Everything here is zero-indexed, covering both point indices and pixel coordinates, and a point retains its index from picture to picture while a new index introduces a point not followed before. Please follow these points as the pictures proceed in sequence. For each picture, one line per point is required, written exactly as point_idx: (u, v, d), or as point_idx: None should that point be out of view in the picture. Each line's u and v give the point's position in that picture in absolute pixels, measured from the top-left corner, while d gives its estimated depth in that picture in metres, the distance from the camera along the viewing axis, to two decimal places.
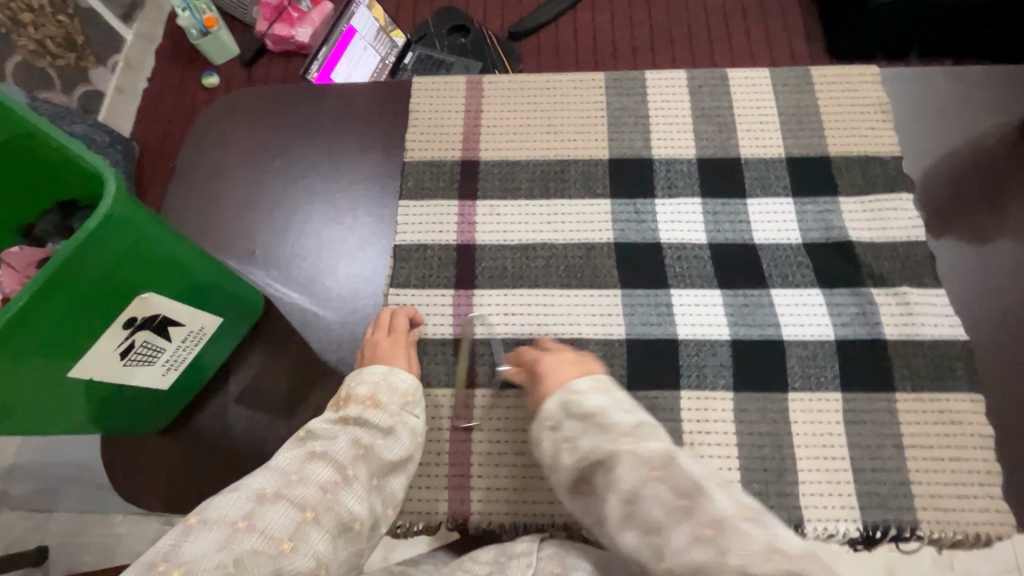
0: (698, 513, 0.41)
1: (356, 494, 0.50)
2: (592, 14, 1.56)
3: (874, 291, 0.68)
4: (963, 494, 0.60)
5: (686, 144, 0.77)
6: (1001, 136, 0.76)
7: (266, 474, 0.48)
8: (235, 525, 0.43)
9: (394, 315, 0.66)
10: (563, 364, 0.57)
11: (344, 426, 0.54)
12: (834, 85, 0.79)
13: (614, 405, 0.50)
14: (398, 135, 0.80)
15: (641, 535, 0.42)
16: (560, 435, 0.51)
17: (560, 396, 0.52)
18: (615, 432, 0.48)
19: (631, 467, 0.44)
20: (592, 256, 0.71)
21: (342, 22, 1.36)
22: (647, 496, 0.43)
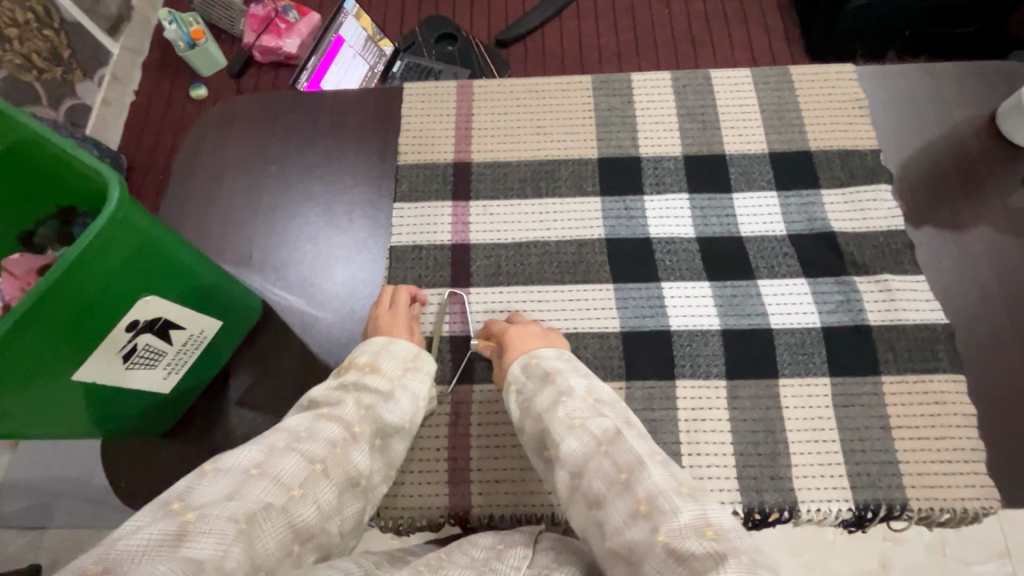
0: (635, 488, 0.45)
1: (362, 452, 0.54)
2: (578, 21, 1.59)
3: (857, 279, 0.70)
4: (950, 472, 0.62)
5: (672, 142, 0.79)
6: (976, 127, 0.79)
7: (278, 431, 0.51)
8: (247, 473, 0.46)
9: (396, 293, 0.69)
10: (529, 336, 0.63)
11: (344, 392, 0.57)
12: (814, 82, 0.82)
13: (569, 369, 0.58)
14: (392, 140, 0.82)
15: (587, 509, 0.47)
16: (522, 400, 0.57)
17: (523, 361, 0.59)
18: (569, 401, 0.54)
19: (581, 439, 0.50)
20: (584, 253, 0.73)
21: (331, 32, 1.38)
22: (592, 467, 0.48)
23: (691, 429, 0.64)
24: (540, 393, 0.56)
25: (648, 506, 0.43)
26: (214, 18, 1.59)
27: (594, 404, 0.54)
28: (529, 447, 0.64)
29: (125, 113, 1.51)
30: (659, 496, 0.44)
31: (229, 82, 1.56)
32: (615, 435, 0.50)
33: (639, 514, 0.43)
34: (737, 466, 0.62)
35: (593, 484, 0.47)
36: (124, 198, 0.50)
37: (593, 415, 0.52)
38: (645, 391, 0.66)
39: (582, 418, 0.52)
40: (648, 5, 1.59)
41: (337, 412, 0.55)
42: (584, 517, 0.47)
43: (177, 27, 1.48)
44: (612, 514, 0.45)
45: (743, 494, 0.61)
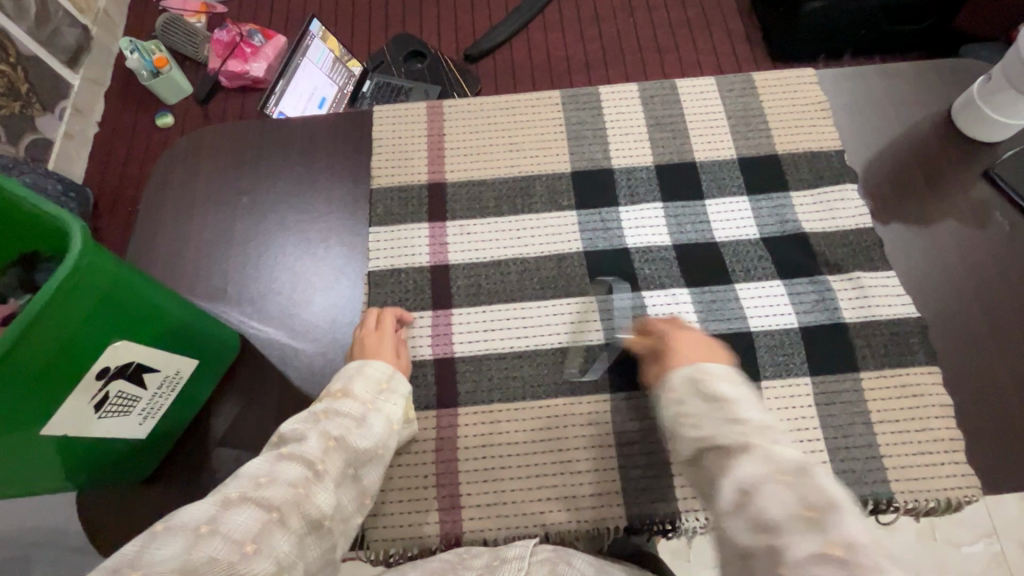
0: (830, 527, 0.39)
1: (328, 489, 0.52)
2: (545, 33, 1.61)
3: (830, 278, 0.72)
4: (932, 462, 0.63)
5: (643, 152, 0.80)
6: (932, 124, 0.81)
7: (237, 479, 0.50)
8: (198, 531, 0.44)
9: (381, 314, 0.69)
10: (697, 348, 0.56)
11: (315, 421, 0.56)
12: (777, 87, 0.83)
13: (748, 398, 0.48)
14: (365, 163, 0.81)
15: (752, 532, 0.41)
16: (683, 412, 0.50)
17: (690, 373, 0.52)
18: (746, 426, 0.46)
19: (757, 464, 0.43)
20: (563, 267, 0.73)
21: (297, 56, 1.38)
22: (768, 494, 0.41)
23: None
24: (710, 417, 0.48)
25: (846, 551, 0.37)
26: (176, 45, 1.58)
27: (771, 430, 0.46)
28: (517, 467, 0.64)
29: (89, 145, 1.48)
30: (859, 543, 0.38)
31: (197, 109, 1.53)
32: (796, 460, 0.42)
33: (830, 557, 0.38)
34: None
35: (767, 510, 0.41)
36: (87, 244, 0.49)
37: (765, 437, 0.45)
38: (630, 403, 0.66)
39: (757, 439, 0.45)
40: (614, 14, 1.61)
41: (297, 449, 0.53)
42: (747, 541, 0.41)
43: (139, 55, 1.48)
44: (794, 545, 0.39)
45: None
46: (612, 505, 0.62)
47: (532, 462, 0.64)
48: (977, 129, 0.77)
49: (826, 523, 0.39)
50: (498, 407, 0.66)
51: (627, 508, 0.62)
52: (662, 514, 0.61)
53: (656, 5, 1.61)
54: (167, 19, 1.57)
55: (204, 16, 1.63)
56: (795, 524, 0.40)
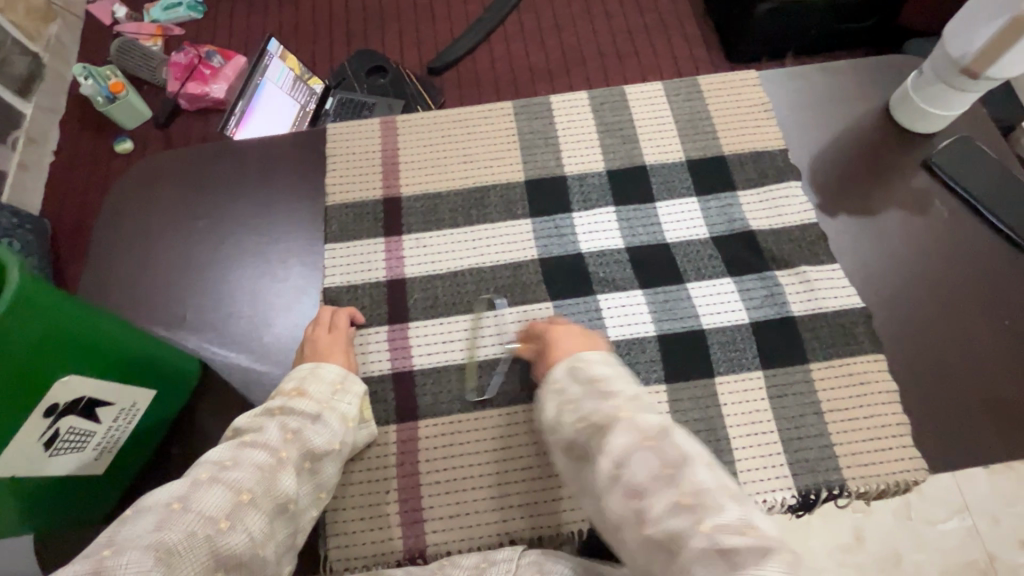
0: (682, 483, 0.43)
1: (291, 475, 0.54)
2: (507, 44, 1.63)
3: (778, 274, 0.74)
4: (882, 448, 0.65)
5: (594, 158, 0.81)
6: (875, 119, 0.83)
7: (200, 465, 0.51)
8: (170, 507, 0.46)
9: (334, 314, 0.70)
10: (574, 342, 0.60)
11: (270, 416, 0.58)
12: (722, 90, 0.85)
13: (620, 376, 0.53)
14: (319, 180, 0.81)
15: (624, 500, 0.44)
16: (563, 400, 0.53)
17: (568, 364, 0.56)
18: (615, 399, 0.50)
19: (625, 434, 0.46)
20: (519, 275, 0.74)
21: (257, 74, 1.38)
22: (636, 461, 0.44)
23: None
24: (585, 396, 0.52)
25: (695, 501, 0.42)
26: (131, 69, 1.56)
27: (641, 400, 0.50)
28: (479, 477, 0.64)
29: (45, 174, 1.45)
30: (706, 491, 0.42)
31: (156, 133, 1.52)
32: (657, 425, 0.46)
33: (683, 507, 0.42)
34: None
35: (632, 475, 0.44)
36: (25, 278, 0.47)
37: (633, 409, 0.48)
38: None
39: (625, 412, 0.48)
40: (573, 23, 1.64)
41: (259, 439, 0.55)
42: (619, 509, 0.44)
43: (94, 81, 1.47)
44: (654, 503, 0.43)
45: None
46: (575, 510, 0.63)
47: (493, 472, 0.65)
48: (918, 122, 0.80)
49: (680, 478, 0.43)
50: (460, 417, 0.67)
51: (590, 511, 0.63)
52: None
53: (613, 12, 1.64)
54: (122, 44, 1.56)
55: (160, 39, 1.63)
56: (658, 482, 0.43)
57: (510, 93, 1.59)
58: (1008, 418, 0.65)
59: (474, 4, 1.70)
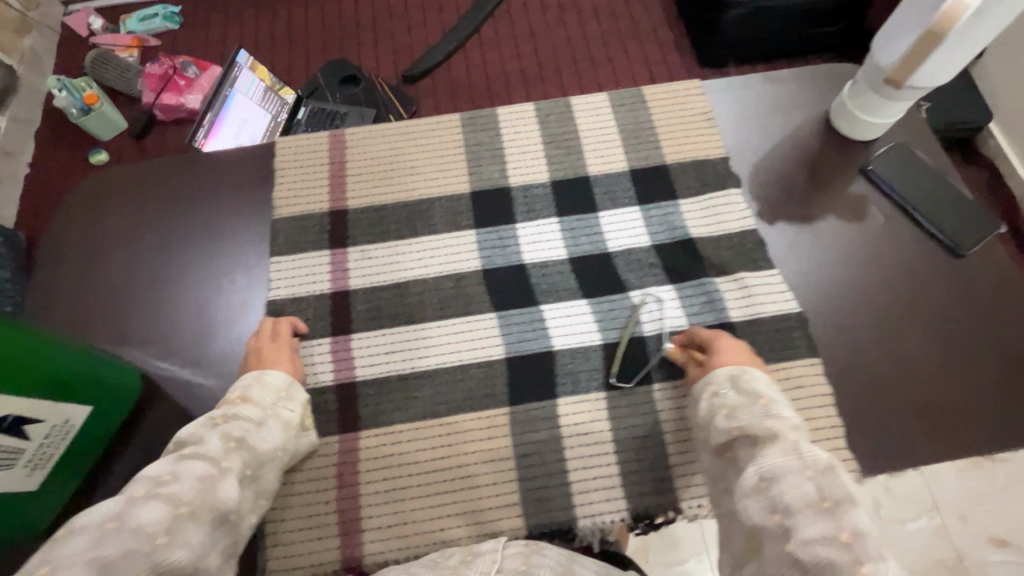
0: (839, 517, 0.43)
1: (233, 484, 0.53)
2: (482, 51, 1.65)
3: (716, 281, 0.75)
4: (817, 451, 0.66)
5: (539, 169, 0.82)
6: (816, 126, 0.85)
7: (137, 481, 0.49)
8: (103, 527, 0.44)
9: (277, 323, 0.71)
10: (737, 351, 0.64)
11: (214, 425, 0.58)
12: (665, 100, 0.87)
13: (784, 401, 0.57)
14: (268, 194, 0.82)
15: (767, 512, 0.46)
16: (719, 403, 0.59)
17: (735, 373, 0.61)
18: (782, 421, 0.54)
19: (788, 457, 0.48)
20: (462, 285, 0.75)
21: (226, 86, 1.39)
22: (791, 483, 0.46)
23: (574, 445, 0.67)
24: (748, 408, 0.56)
25: (853, 538, 0.41)
26: (107, 81, 1.56)
27: (804, 433, 0.53)
28: (418, 486, 0.65)
29: (18, 185, 1.45)
30: (865, 533, 0.42)
31: (131, 142, 1.52)
32: (823, 459, 0.47)
33: (838, 540, 0.41)
34: (621, 474, 0.65)
35: (784, 495, 0.46)
36: None
37: (799, 436, 0.52)
38: (528, 414, 0.68)
39: (792, 436, 0.51)
40: (547, 30, 1.66)
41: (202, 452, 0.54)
42: (761, 520, 0.46)
43: (67, 93, 1.46)
44: (804, 526, 0.43)
45: (630, 501, 0.64)
46: (512, 518, 0.64)
47: (432, 481, 0.65)
48: (857, 129, 0.81)
49: (839, 512, 0.43)
50: (399, 428, 0.68)
51: (527, 518, 0.64)
52: (560, 522, 0.64)
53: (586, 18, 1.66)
54: (97, 56, 1.57)
55: (136, 50, 1.63)
56: (812, 509, 0.44)
57: (485, 100, 1.60)
58: (935, 420, 0.67)
59: (449, 13, 1.71)
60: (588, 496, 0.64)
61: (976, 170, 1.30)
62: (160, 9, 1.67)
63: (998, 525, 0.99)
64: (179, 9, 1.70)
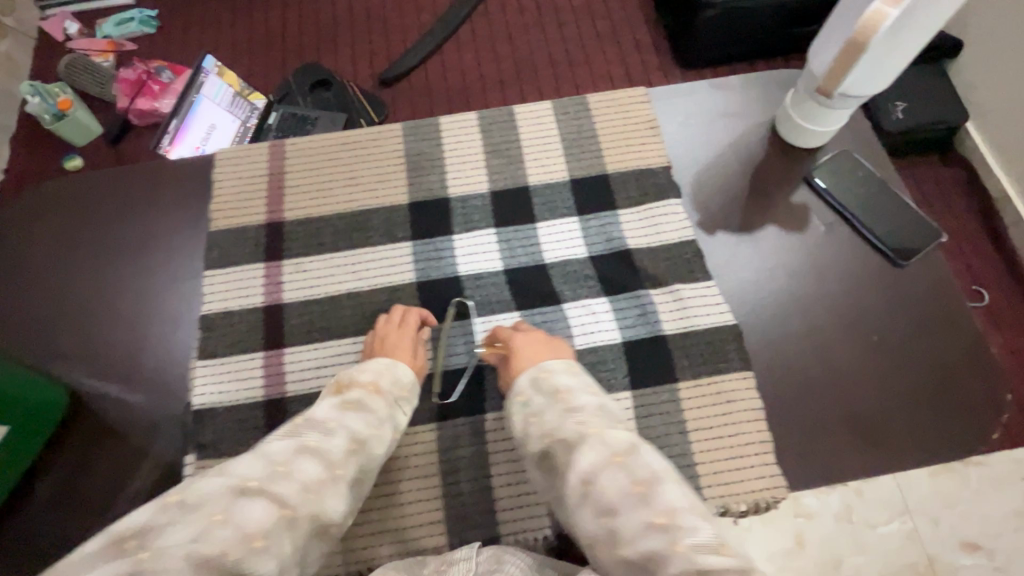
0: (655, 502, 0.43)
1: (339, 494, 0.48)
2: (459, 52, 1.51)
3: (652, 292, 0.74)
4: (742, 466, 0.65)
5: (479, 179, 0.81)
6: (761, 133, 0.84)
7: (256, 461, 0.46)
8: (212, 518, 0.40)
9: (406, 313, 0.70)
10: (532, 345, 0.63)
11: (344, 412, 0.55)
12: (609, 108, 0.86)
13: (583, 387, 0.56)
14: (205, 206, 0.81)
15: (597, 519, 0.44)
16: (530, 413, 0.56)
17: (532, 373, 0.59)
18: (580, 412, 0.53)
19: (597, 450, 0.47)
20: (395, 299, 0.74)
21: (191, 93, 1.34)
22: (607, 477, 0.45)
23: (501, 461, 0.66)
24: (549, 409, 0.55)
25: (670, 520, 0.42)
26: (78, 85, 1.38)
27: (606, 414, 0.53)
28: None
29: None
30: (678, 510, 0.42)
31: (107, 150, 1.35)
32: (627, 442, 0.48)
33: (656, 527, 0.41)
34: (547, 491, 0.65)
35: (604, 493, 0.45)
36: None
37: (599, 423, 0.51)
38: (455, 430, 0.68)
39: (592, 426, 0.50)
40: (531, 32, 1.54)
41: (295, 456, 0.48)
42: (593, 526, 0.44)
43: (41, 100, 1.30)
44: (627, 521, 0.43)
45: (554, 517, 0.64)
46: (435, 535, 0.64)
47: None
48: (800, 136, 0.79)
49: (652, 497, 0.43)
50: None
51: (450, 535, 0.63)
52: (482, 539, 0.63)
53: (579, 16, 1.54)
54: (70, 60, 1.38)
55: (112, 55, 1.44)
56: (629, 501, 0.43)
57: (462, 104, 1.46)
58: (864, 434, 0.66)
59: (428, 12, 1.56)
60: (514, 513, 0.64)
61: (955, 170, 1.21)
62: (136, 12, 1.48)
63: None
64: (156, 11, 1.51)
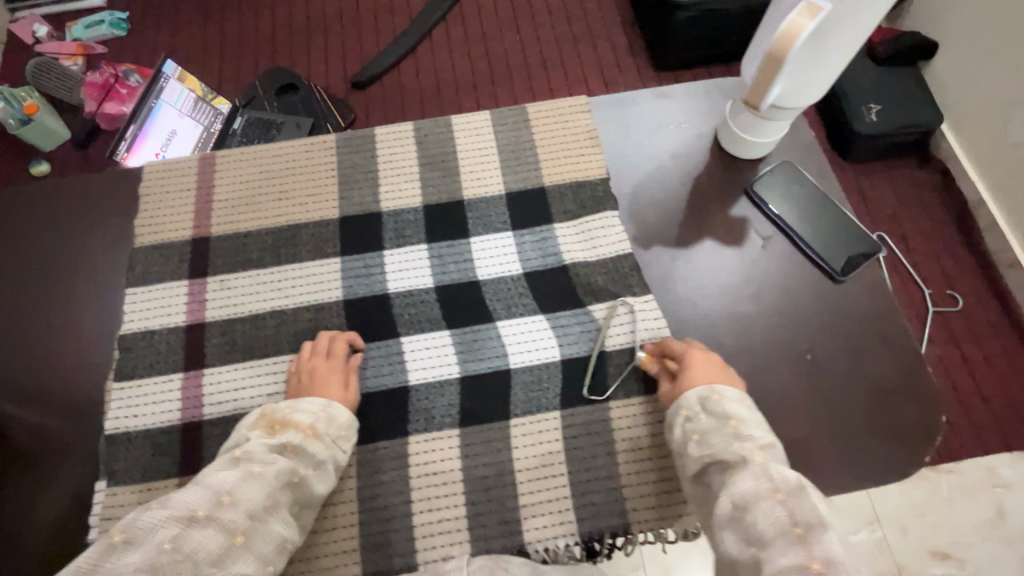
0: (812, 544, 0.43)
1: (283, 520, 0.54)
2: (433, 56, 1.38)
3: (587, 308, 0.72)
4: (670, 488, 0.64)
5: (413, 192, 0.80)
6: (703, 142, 0.81)
7: (200, 490, 0.51)
8: (160, 547, 0.46)
9: (333, 341, 0.68)
10: (707, 366, 0.61)
11: (282, 453, 0.57)
12: (549, 118, 0.84)
13: (755, 420, 0.55)
14: (130, 221, 0.79)
15: (743, 545, 0.46)
16: (692, 428, 0.57)
17: (702, 392, 0.59)
18: (750, 442, 0.53)
19: (754, 480, 0.49)
20: (321, 317, 0.72)
21: (149, 99, 1.15)
22: (761, 509, 0.46)
23: (423, 485, 0.64)
24: (717, 430, 0.55)
25: (826, 566, 0.41)
26: (47, 90, 1.26)
27: (775, 451, 0.52)
28: None
29: None
30: (836, 560, 0.42)
31: (76, 154, 1.22)
32: (795, 481, 0.48)
33: (808, 569, 0.41)
34: (468, 516, 0.63)
35: (757, 524, 0.46)
36: None
37: (766, 457, 0.51)
38: (376, 454, 0.65)
39: (759, 458, 0.51)
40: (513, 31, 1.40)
41: (218, 513, 0.49)
42: (737, 551, 0.46)
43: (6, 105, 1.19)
44: (776, 557, 0.43)
45: (474, 544, 0.62)
46: (350, 564, 0.61)
47: None
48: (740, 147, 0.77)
49: (810, 538, 0.43)
50: None
51: (364, 564, 0.61)
52: (398, 567, 0.61)
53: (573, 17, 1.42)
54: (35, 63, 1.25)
55: (82, 59, 1.31)
56: (784, 538, 0.44)
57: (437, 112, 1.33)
58: (795, 457, 0.64)
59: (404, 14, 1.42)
60: (433, 540, 0.62)
61: (931, 174, 1.19)
62: (106, 14, 1.35)
63: (940, 538, 0.93)
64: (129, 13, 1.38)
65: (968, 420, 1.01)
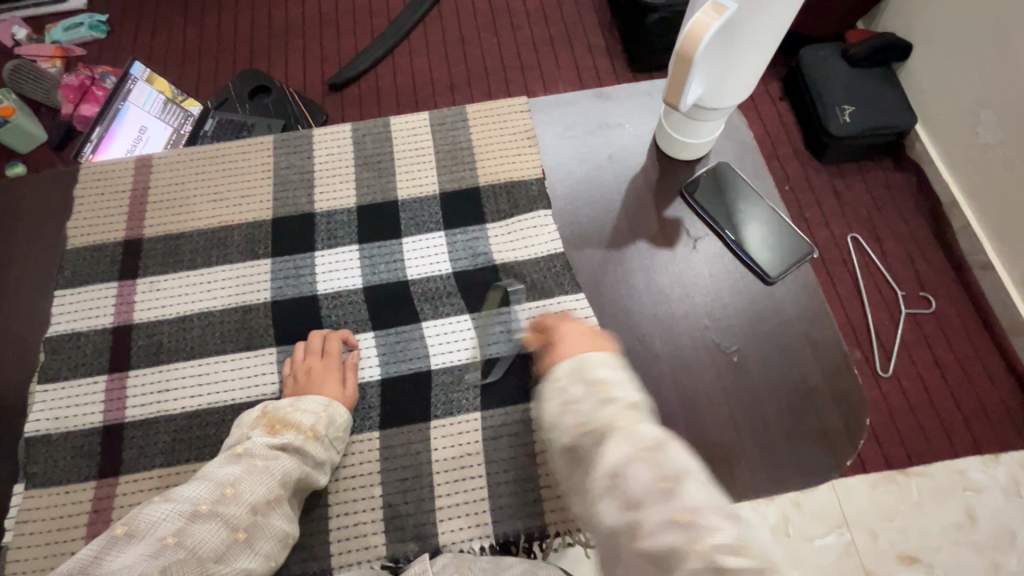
0: (678, 498, 0.39)
1: (282, 515, 0.55)
2: (411, 57, 1.33)
3: (516, 308, 0.72)
4: None
5: (347, 193, 0.79)
6: (640, 140, 0.80)
7: (204, 483, 0.53)
8: (163, 541, 0.47)
9: (327, 338, 0.69)
10: (577, 334, 0.55)
11: (282, 451, 0.58)
12: (488, 119, 0.84)
13: (625, 380, 0.48)
14: (63, 224, 0.78)
15: (619, 511, 0.40)
16: (564, 401, 0.48)
17: (571, 363, 0.50)
18: (618, 403, 0.45)
19: (623, 443, 0.42)
20: (248, 318, 0.72)
21: (116, 100, 1.11)
22: (635, 471, 0.41)
23: (340, 486, 0.64)
24: (586, 399, 0.46)
25: (692, 517, 0.38)
26: (24, 92, 1.22)
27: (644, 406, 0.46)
28: None
29: None
30: (705, 511, 0.38)
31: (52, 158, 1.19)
32: (656, 436, 0.42)
33: (677, 524, 0.38)
34: (385, 518, 0.63)
35: (632, 487, 0.40)
36: None
37: (631, 416, 0.44)
38: None
39: (624, 419, 0.44)
40: (494, 32, 1.36)
41: (221, 508, 0.51)
42: (613, 521, 0.40)
43: None
44: (651, 516, 0.39)
45: (390, 547, 0.61)
46: None
47: None
48: (672, 146, 0.76)
49: (677, 492, 0.39)
50: (160, 472, 0.65)
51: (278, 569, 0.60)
52: (312, 571, 0.60)
53: (548, 17, 1.38)
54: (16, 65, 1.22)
55: (60, 61, 1.29)
56: (652, 497, 0.39)
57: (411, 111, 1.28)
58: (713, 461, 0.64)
59: (379, 17, 1.38)
60: (348, 543, 0.61)
61: (906, 174, 1.16)
62: (86, 16, 1.33)
63: (907, 541, 0.89)
64: (109, 15, 1.36)
65: (941, 423, 0.98)
